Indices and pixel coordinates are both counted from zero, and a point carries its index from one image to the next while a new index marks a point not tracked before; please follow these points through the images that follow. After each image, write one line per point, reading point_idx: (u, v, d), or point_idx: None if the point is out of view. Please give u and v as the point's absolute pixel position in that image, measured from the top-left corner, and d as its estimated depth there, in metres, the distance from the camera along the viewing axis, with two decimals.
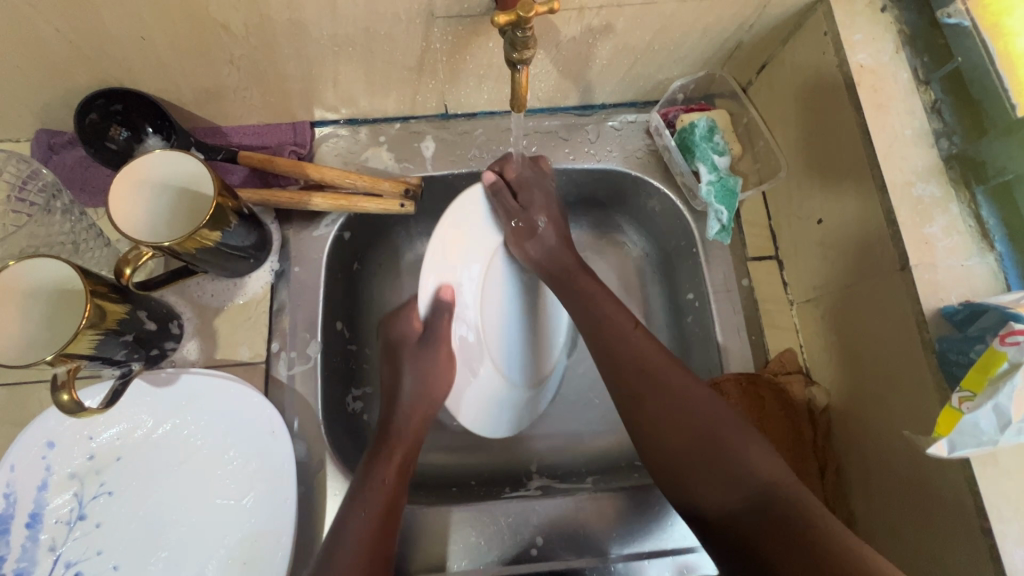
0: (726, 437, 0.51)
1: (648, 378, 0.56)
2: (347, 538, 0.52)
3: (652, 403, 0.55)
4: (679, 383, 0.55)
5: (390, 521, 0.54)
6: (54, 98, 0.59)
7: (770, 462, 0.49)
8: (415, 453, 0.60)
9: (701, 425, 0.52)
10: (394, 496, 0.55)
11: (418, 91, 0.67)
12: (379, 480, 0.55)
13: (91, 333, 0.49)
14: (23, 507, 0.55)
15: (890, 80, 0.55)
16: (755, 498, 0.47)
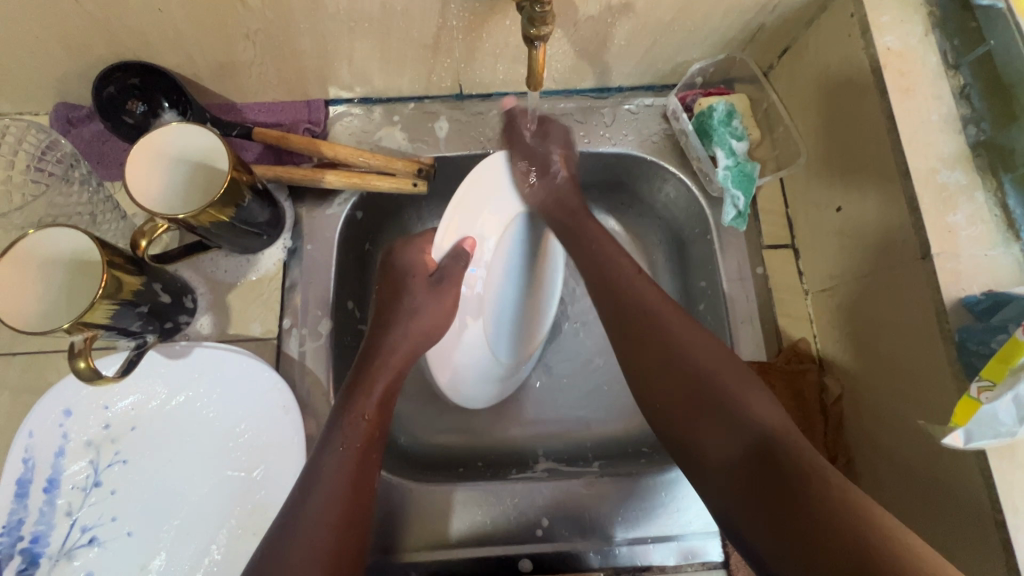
0: (720, 377, 0.50)
1: (646, 322, 0.56)
2: (307, 522, 0.47)
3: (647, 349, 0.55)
4: (677, 333, 0.54)
5: (355, 506, 0.49)
6: (73, 71, 0.59)
7: (771, 409, 0.48)
8: (383, 431, 0.55)
9: (696, 370, 0.51)
10: (361, 476, 0.51)
11: (433, 70, 0.66)
12: (342, 460, 0.51)
13: (108, 302, 0.49)
14: (42, 471, 0.56)
15: (918, 64, 0.54)
16: (750, 437, 0.46)
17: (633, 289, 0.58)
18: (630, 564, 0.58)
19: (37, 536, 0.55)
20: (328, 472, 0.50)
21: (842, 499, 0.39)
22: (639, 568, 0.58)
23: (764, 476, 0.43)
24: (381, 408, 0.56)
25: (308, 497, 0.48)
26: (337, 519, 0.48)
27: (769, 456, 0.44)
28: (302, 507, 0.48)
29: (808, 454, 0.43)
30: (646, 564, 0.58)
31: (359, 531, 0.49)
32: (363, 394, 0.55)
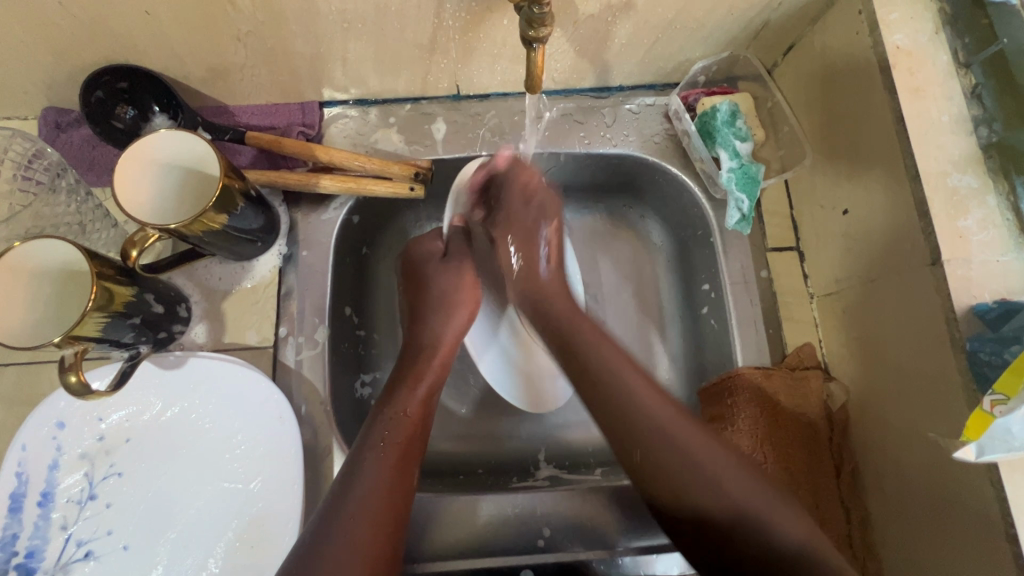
0: (695, 447, 0.48)
1: (626, 407, 0.51)
2: (350, 512, 0.48)
3: (625, 435, 0.50)
4: (668, 428, 0.49)
5: (394, 502, 0.50)
6: (60, 75, 0.58)
7: (791, 514, 0.45)
8: (425, 432, 0.57)
9: (694, 464, 0.47)
10: (401, 473, 0.52)
11: (429, 70, 0.65)
12: (384, 456, 0.52)
13: (98, 314, 0.48)
14: (35, 485, 0.55)
15: (928, 62, 0.52)
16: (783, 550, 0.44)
17: (606, 368, 0.53)
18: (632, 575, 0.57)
19: (32, 551, 0.54)
20: (369, 468, 0.51)
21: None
22: None
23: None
24: (423, 410, 0.58)
25: (352, 490, 0.49)
26: (379, 514, 0.49)
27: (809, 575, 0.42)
28: (345, 499, 0.49)
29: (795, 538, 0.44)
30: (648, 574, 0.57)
31: (394, 529, 0.49)
32: (407, 391, 0.59)
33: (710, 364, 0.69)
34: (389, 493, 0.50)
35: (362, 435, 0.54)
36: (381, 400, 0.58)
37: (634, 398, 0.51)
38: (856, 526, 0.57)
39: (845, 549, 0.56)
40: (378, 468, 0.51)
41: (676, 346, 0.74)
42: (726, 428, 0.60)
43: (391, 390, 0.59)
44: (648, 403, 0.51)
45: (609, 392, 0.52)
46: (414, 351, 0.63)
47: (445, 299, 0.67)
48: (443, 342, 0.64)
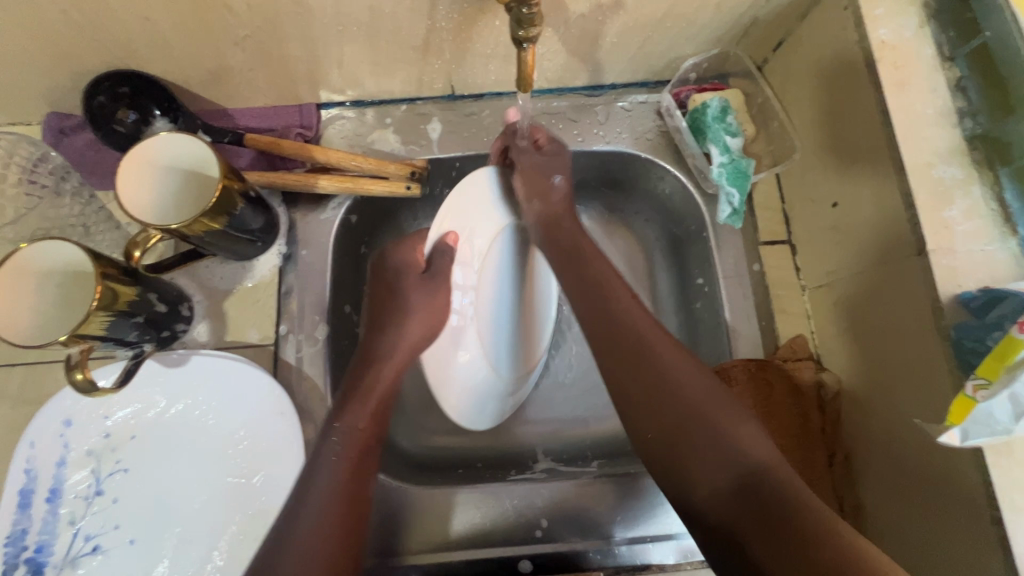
0: (705, 406, 0.49)
1: (626, 341, 0.54)
2: (297, 537, 0.46)
3: (619, 361, 0.54)
4: (664, 365, 0.52)
5: (351, 516, 0.49)
6: (63, 81, 0.59)
7: (763, 443, 0.47)
8: (381, 440, 0.55)
9: (681, 396, 0.50)
10: (357, 487, 0.51)
11: (424, 71, 0.66)
12: (337, 469, 0.51)
13: (103, 313, 0.49)
14: (44, 481, 0.57)
15: (912, 57, 0.53)
16: (739, 473, 0.46)
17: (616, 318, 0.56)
18: (629, 564, 0.58)
19: (41, 546, 0.55)
20: (320, 482, 0.50)
21: (832, 536, 0.40)
22: (638, 567, 0.58)
23: (748, 507, 0.43)
24: (375, 421, 0.55)
25: (303, 504, 0.48)
26: (336, 528, 0.48)
27: (758, 495, 0.44)
28: (296, 522, 0.47)
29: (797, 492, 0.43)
30: (645, 563, 0.58)
31: (355, 542, 0.49)
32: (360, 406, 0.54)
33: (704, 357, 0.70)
34: (345, 507, 0.49)
35: (314, 445, 0.53)
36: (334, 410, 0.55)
37: (638, 337, 0.54)
38: (849, 514, 0.58)
39: None
40: (331, 481, 0.50)
41: None
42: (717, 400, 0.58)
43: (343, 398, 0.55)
44: (654, 343, 0.54)
45: (603, 338, 0.56)
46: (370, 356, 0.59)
47: (405, 310, 0.60)
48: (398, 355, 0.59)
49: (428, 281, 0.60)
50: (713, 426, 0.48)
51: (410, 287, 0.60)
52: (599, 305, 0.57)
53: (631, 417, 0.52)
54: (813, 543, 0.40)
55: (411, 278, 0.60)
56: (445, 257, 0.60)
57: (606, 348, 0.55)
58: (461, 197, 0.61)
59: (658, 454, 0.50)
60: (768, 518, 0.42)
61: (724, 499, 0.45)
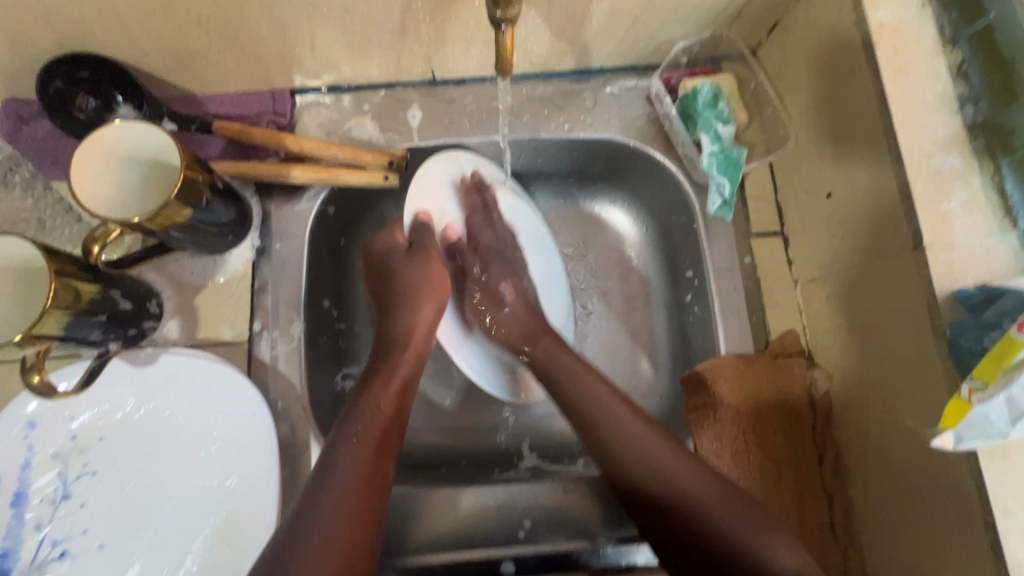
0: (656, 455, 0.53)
1: (633, 448, 0.54)
2: (322, 513, 0.47)
3: (614, 465, 0.54)
4: (661, 465, 0.52)
5: (370, 497, 0.50)
6: (15, 64, 0.56)
7: (787, 545, 0.46)
8: (403, 425, 0.57)
9: (688, 499, 0.50)
10: (377, 468, 0.52)
11: (402, 54, 0.62)
12: (358, 451, 0.52)
13: (59, 312, 0.47)
14: (8, 486, 0.54)
15: (913, 39, 0.50)
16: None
17: (610, 415, 0.56)
18: (615, 564, 0.58)
19: (6, 551, 0.53)
20: (343, 463, 0.51)
21: None
22: (622, 567, 0.58)
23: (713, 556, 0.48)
24: (397, 406, 0.57)
25: (326, 482, 0.49)
26: (355, 509, 0.49)
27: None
28: (317, 501, 0.48)
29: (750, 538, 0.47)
30: (629, 564, 0.57)
31: (373, 521, 0.49)
32: (381, 387, 0.57)
33: (694, 352, 0.69)
34: (363, 489, 0.50)
35: (334, 429, 0.54)
36: (355, 395, 0.57)
37: (631, 439, 0.54)
38: (838, 512, 0.57)
39: (826, 532, 0.56)
40: (355, 461, 0.51)
41: (661, 335, 0.73)
42: (707, 417, 0.61)
43: (364, 384, 0.58)
44: (615, 419, 0.55)
45: (602, 426, 0.55)
46: (384, 346, 0.61)
47: (413, 290, 0.61)
48: (415, 334, 0.61)
49: (412, 258, 0.62)
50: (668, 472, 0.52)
51: (399, 265, 0.62)
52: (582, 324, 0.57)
53: (639, 513, 0.53)
54: None
55: (397, 259, 0.63)
56: (425, 233, 0.62)
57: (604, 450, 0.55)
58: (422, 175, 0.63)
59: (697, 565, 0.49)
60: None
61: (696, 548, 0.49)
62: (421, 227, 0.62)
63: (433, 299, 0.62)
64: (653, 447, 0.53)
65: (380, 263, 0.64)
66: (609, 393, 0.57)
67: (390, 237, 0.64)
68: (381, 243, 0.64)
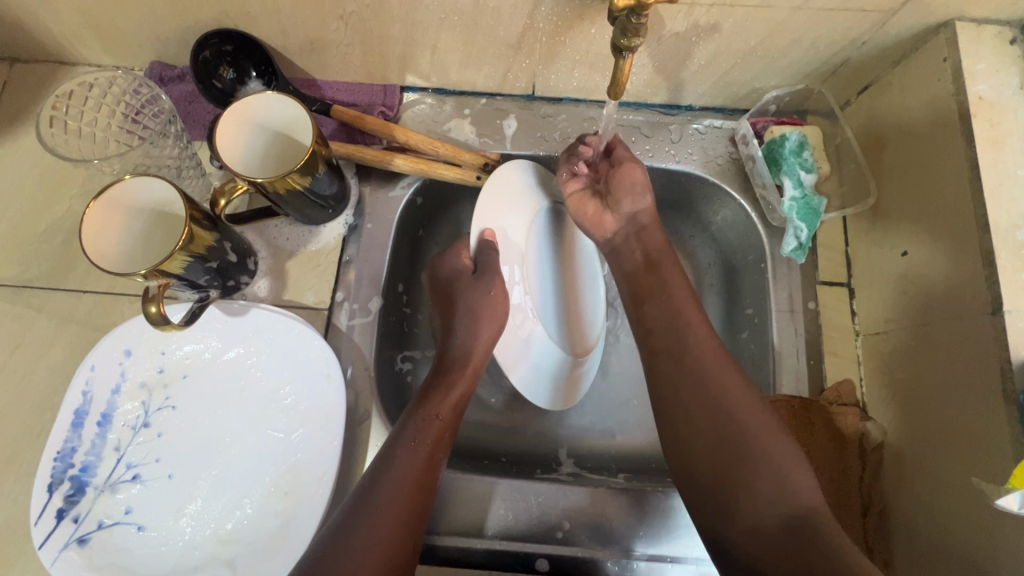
0: (747, 415, 0.52)
1: (728, 424, 0.52)
2: (375, 507, 0.51)
3: (707, 447, 0.52)
4: (733, 402, 0.53)
5: (418, 500, 0.53)
6: (175, 31, 0.63)
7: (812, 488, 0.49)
8: (452, 433, 0.59)
9: (734, 415, 0.52)
10: (428, 472, 0.54)
11: (510, 68, 0.68)
12: (413, 455, 0.54)
13: (184, 254, 0.52)
14: (97, 406, 0.59)
15: (1009, 115, 0.53)
16: (786, 514, 0.48)
17: (728, 414, 0.52)
18: None
19: (85, 466, 0.57)
20: (399, 466, 0.53)
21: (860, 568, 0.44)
22: None
23: (801, 551, 0.46)
24: (455, 413, 0.60)
25: (382, 479, 0.53)
26: (404, 508, 0.51)
27: (805, 537, 0.46)
28: (370, 498, 0.51)
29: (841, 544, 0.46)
30: None
31: (415, 524, 0.52)
32: (441, 396, 0.60)
33: None
34: (413, 491, 0.53)
35: (395, 429, 0.57)
36: (416, 400, 0.60)
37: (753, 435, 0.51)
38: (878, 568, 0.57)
39: None
40: (407, 466, 0.53)
41: None
42: None
43: (426, 389, 0.61)
44: (727, 393, 0.53)
45: (690, 423, 0.54)
46: (443, 364, 0.64)
47: (473, 312, 0.64)
48: (473, 353, 0.64)
49: (478, 280, 0.63)
50: (761, 428, 0.51)
51: (465, 288, 0.64)
52: (664, 330, 0.59)
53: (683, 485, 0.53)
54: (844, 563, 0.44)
55: (465, 281, 0.65)
56: (491, 253, 0.63)
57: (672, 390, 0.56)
58: (492, 194, 0.64)
59: (702, 483, 0.52)
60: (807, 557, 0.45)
61: (770, 520, 0.48)
62: (486, 245, 0.63)
63: (493, 321, 0.64)
64: (759, 423, 0.51)
65: (447, 284, 0.66)
66: (705, 329, 0.58)
67: (458, 257, 0.66)
68: (450, 265, 0.66)
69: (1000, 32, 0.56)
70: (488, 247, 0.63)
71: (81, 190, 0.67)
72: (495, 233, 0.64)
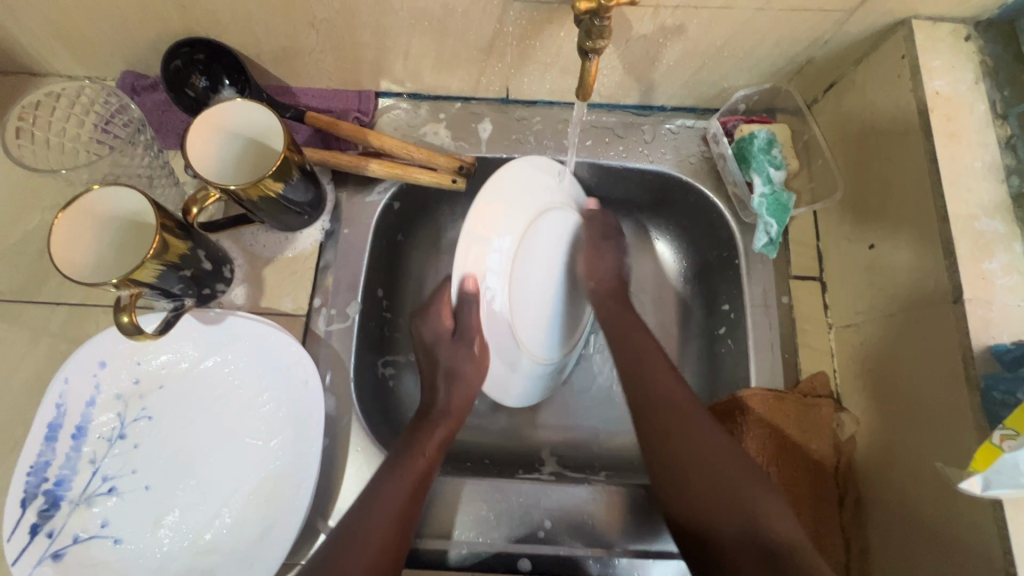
0: (696, 427, 0.56)
1: (681, 420, 0.57)
2: (379, 503, 0.53)
3: (658, 466, 0.56)
4: (680, 398, 0.59)
5: (416, 495, 0.55)
6: (145, 40, 0.63)
7: (788, 520, 0.50)
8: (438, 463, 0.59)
9: (682, 423, 0.57)
10: (428, 466, 0.57)
11: (483, 72, 0.68)
12: (415, 453, 0.57)
13: (156, 262, 0.52)
14: (72, 418, 0.58)
15: (965, 110, 0.55)
16: (763, 542, 0.49)
17: (674, 402, 0.58)
18: None
19: (60, 480, 0.57)
20: (400, 465, 0.56)
21: None
22: None
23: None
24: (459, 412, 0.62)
25: (366, 512, 0.53)
26: (404, 502, 0.54)
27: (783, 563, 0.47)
28: (376, 491, 0.54)
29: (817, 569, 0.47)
30: None
31: (411, 516, 0.54)
32: (444, 391, 0.63)
33: (722, 383, 0.70)
34: (415, 483, 0.56)
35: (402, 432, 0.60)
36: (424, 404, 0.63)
37: (687, 412, 0.58)
38: (854, 557, 0.58)
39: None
40: (413, 461, 0.57)
41: (690, 364, 0.75)
42: None
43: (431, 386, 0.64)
44: (674, 392, 0.59)
45: (657, 392, 0.59)
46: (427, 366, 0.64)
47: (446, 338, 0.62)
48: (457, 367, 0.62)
49: (458, 344, 0.61)
50: (726, 467, 0.53)
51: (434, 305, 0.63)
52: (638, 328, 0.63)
53: (667, 493, 0.55)
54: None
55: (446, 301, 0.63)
56: (473, 307, 0.59)
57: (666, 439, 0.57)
58: (473, 238, 0.58)
59: (687, 504, 0.53)
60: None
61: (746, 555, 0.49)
62: (467, 296, 0.58)
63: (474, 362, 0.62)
64: (713, 436, 0.56)
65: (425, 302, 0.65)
66: (654, 345, 0.64)
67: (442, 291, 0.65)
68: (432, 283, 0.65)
69: (955, 29, 0.57)
70: (468, 301, 0.58)
71: (53, 201, 0.67)
72: (477, 281, 0.59)
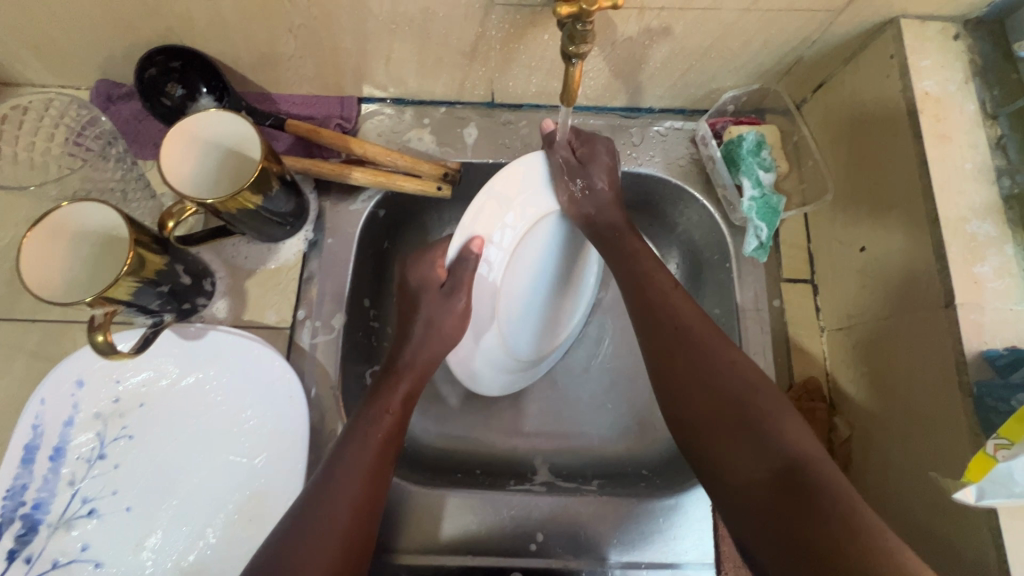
0: (707, 343, 0.52)
1: (688, 342, 0.53)
2: (325, 500, 0.48)
3: (667, 391, 0.52)
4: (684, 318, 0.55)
5: (371, 492, 0.50)
6: (117, 49, 0.61)
7: (805, 440, 0.44)
8: (405, 431, 0.56)
9: (694, 338, 0.53)
10: (381, 460, 0.52)
11: (467, 77, 0.67)
12: (366, 445, 0.52)
13: (131, 279, 0.50)
14: (49, 439, 0.57)
15: (955, 110, 0.54)
16: (775, 462, 0.43)
17: (683, 326, 0.54)
18: None
19: (38, 504, 0.55)
20: (351, 453, 0.51)
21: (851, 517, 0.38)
22: None
23: (789, 497, 0.41)
24: (405, 405, 0.56)
25: (331, 478, 0.49)
26: (358, 500, 0.49)
27: (793, 482, 0.41)
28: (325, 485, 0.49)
29: (833, 482, 0.41)
30: None
31: (370, 514, 0.49)
32: (389, 387, 0.57)
33: None
34: (366, 481, 0.50)
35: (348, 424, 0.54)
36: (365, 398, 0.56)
37: (693, 335, 0.53)
38: None
39: None
40: (361, 454, 0.51)
41: None
42: None
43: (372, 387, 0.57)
44: (684, 315, 0.55)
45: (663, 316, 0.55)
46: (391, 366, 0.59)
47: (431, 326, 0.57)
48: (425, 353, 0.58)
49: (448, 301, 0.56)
50: (734, 382, 0.49)
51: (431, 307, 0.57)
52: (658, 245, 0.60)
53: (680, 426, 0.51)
54: (829, 495, 0.40)
55: (431, 295, 0.57)
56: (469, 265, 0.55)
57: (670, 360, 0.53)
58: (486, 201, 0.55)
59: (694, 426, 0.49)
60: (808, 513, 0.39)
61: (756, 475, 0.43)
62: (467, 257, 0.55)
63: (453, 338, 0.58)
64: (723, 351, 0.51)
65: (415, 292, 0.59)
66: (664, 275, 0.59)
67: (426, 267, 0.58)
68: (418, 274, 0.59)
69: (944, 28, 0.57)
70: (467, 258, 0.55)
71: (27, 216, 0.65)
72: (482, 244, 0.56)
